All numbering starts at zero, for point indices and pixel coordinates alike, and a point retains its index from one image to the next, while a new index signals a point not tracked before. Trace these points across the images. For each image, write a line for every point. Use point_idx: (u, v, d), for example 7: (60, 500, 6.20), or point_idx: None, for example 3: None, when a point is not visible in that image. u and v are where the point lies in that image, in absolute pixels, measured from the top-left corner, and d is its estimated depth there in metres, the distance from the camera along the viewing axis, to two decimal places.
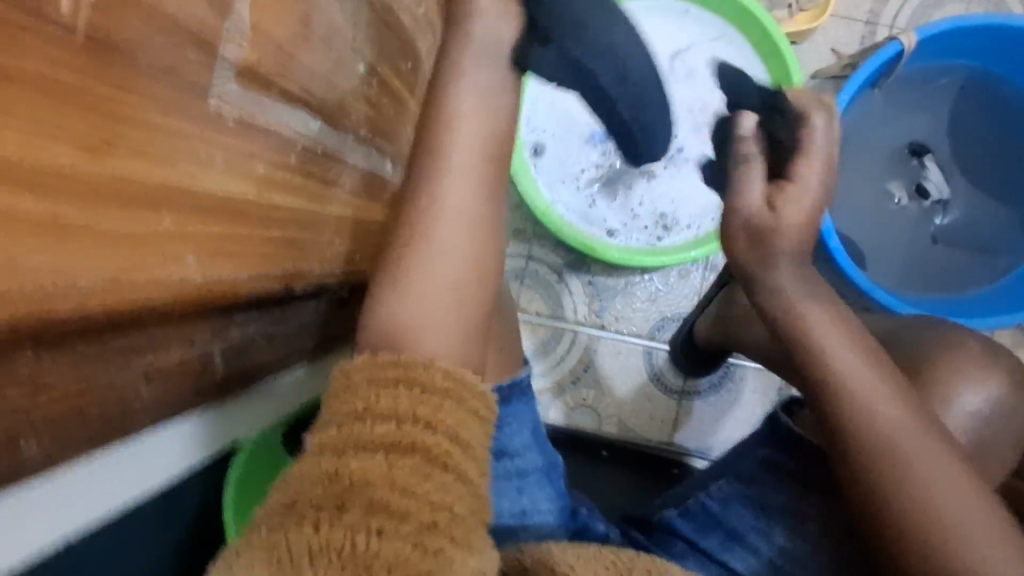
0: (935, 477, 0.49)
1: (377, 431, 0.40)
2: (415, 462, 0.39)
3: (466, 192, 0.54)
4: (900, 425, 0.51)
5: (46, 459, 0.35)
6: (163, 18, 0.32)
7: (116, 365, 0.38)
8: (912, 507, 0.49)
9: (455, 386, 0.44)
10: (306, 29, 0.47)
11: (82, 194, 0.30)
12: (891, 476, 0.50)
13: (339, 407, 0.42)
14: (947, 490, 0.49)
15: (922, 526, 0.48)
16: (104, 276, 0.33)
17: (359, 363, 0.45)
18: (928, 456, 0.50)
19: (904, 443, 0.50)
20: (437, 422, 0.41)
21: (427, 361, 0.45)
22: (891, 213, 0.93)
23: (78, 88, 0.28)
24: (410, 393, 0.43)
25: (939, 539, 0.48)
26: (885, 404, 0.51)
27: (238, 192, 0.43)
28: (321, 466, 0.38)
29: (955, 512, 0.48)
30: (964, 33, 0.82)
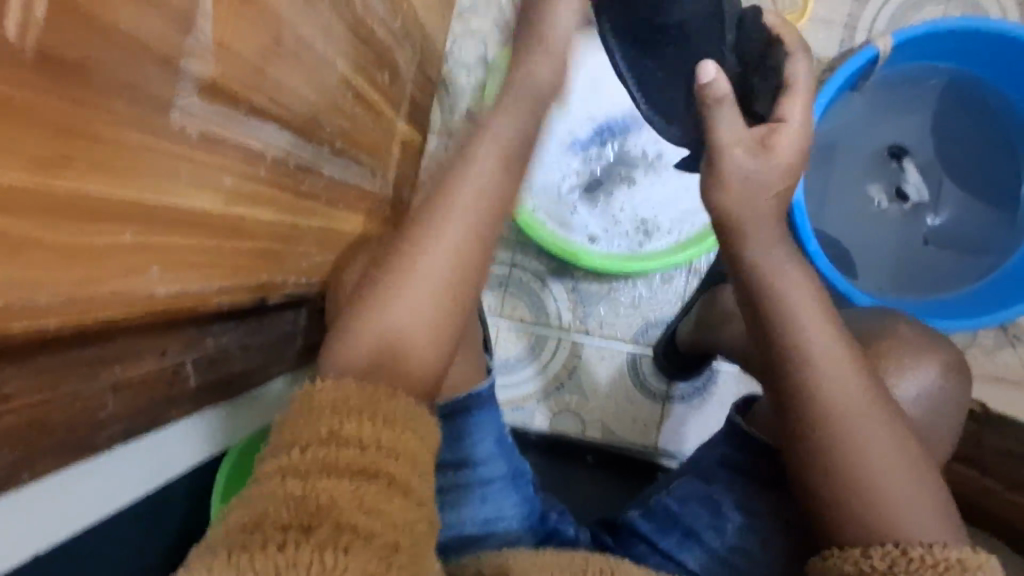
0: (880, 449, 0.47)
1: (342, 456, 0.40)
2: (378, 485, 0.39)
3: (462, 232, 0.54)
4: (853, 395, 0.48)
5: (9, 468, 0.35)
6: (122, 36, 0.33)
7: (80, 376, 0.39)
8: (858, 480, 0.47)
9: (413, 418, 0.46)
10: (276, 43, 0.47)
11: (39, 208, 0.30)
12: (836, 449, 0.48)
13: (300, 431, 0.42)
14: (891, 464, 0.47)
15: (863, 501, 0.47)
16: (63, 288, 0.33)
17: (323, 389, 0.45)
18: (877, 428, 0.48)
19: (853, 414, 0.48)
20: (397, 449, 0.42)
21: (393, 393, 0.46)
22: (871, 216, 0.94)
23: (35, 105, 0.28)
24: (372, 420, 0.43)
25: (879, 512, 0.46)
26: (842, 370, 0.49)
27: (205, 204, 0.44)
28: (286, 488, 0.38)
29: (898, 486, 0.47)
30: (939, 36, 0.83)
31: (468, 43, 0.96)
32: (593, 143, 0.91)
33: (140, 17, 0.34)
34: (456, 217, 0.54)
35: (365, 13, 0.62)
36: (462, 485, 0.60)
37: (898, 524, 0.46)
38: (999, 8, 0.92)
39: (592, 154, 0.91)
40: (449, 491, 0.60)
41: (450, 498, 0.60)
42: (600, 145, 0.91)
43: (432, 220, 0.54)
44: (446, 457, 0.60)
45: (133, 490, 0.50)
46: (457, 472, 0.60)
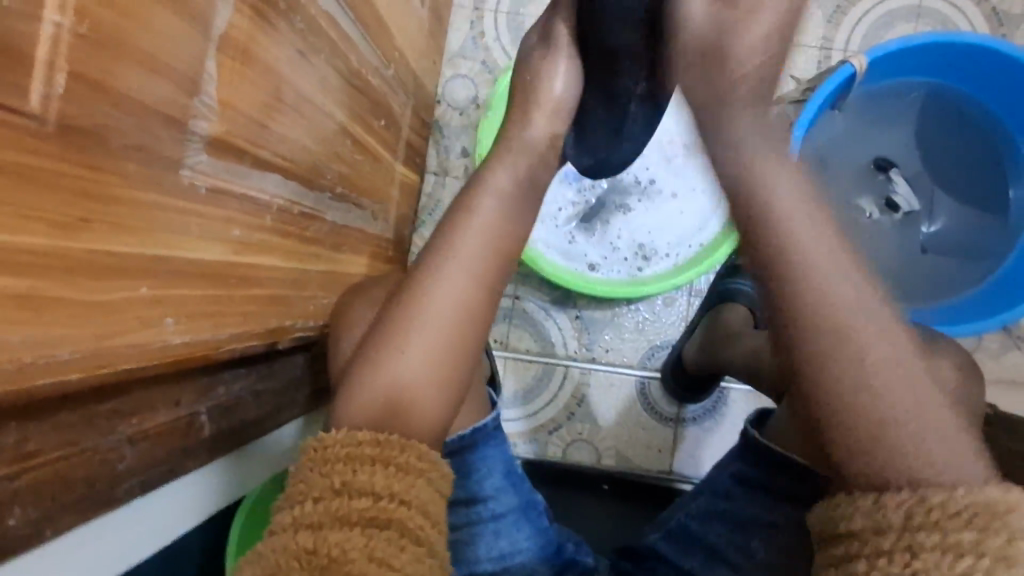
0: (894, 379, 0.43)
1: (355, 507, 0.41)
2: (390, 536, 0.40)
3: (465, 283, 0.55)
4: (866, 319, 0.45)
5: (34, 525, 0.36)
6: (134, 102, 0.35)
7: (100, 429, 0.40)
8: (862, 393, 0.43)
9: (429, 466, 0.46)
10: (276, 99, 0.49)
11: (60, 269, 0.32)
12: (842, 351, 0.44)
13: (315, 481, 0.43)
14: (904, 394, 0.43)
15: (880, 431, 0.42)
16: (85, 343, 0.35)
17: (337, 438, 0.46)
18: (896, 364, 0.44)
19: (864, 337, 0.44)
20: (410, 498, 0.43)
21: (404, 442, 0.47)
22: (867, 228, 0.95)
23: (55, 172, 0.30)
24: (387, 469, 0.44)
25: (888, 446, 0.42)
26: (851, 296, 0.45)
27: (215, 255, 0.45)
28: (297, 543, 0.39)
29: (923, 425, 0.42)
30: (911, 52, 0.86)
31: (459, 86, 0.99)
32: (586, 173, 0.93)
33: (149, 83, 0.36)
34: (453, 255, 0.56)
35: (360, 65, 0.65)
36: (473, 522, 0.60)
37: (913, 458, 0.41)
38: (968, 22, 0.95)
39: (585, 184, 0.93)
40: (463, 528, 0.60)
41: (463, 536, 0.59)
42: (593, 175, 0.93)
43: (432, 273, 0.55)
44: (456, 494, 0.60)
45: (149, 545, 0.50)
46: (465, 509, 0.60)
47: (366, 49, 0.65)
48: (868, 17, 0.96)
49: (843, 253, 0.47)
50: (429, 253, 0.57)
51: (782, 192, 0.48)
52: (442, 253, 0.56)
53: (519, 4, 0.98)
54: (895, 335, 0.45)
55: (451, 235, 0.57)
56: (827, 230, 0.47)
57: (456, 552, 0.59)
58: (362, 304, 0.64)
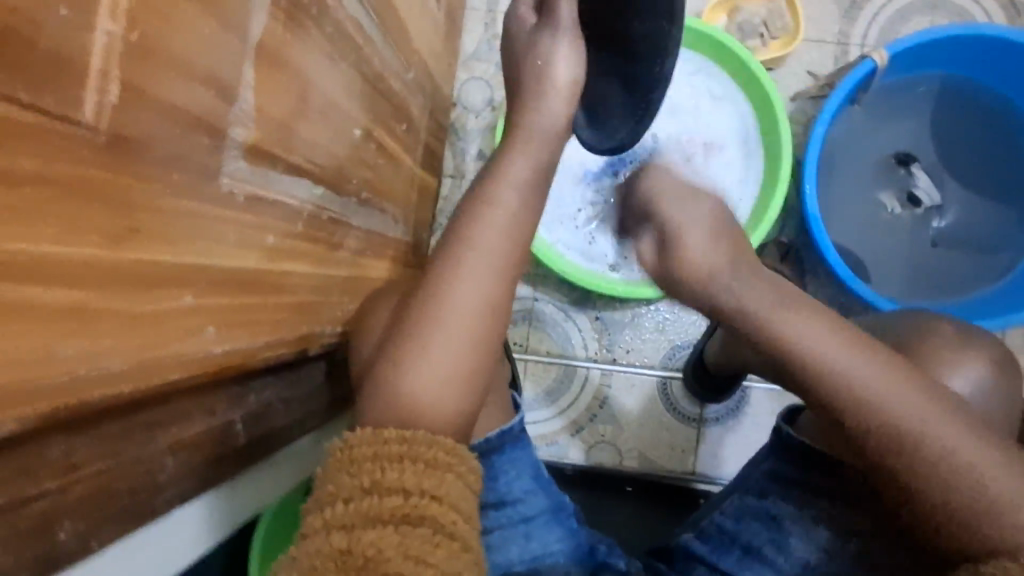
0: (941, 437, 0.47)
1: (385, 505, 0.41)
2: (424, 532, 0.40)
3: (494, 289, 0.55)
4: (898, 401, 0.48)
5: (81, 537, 0.36)
6: (177, 111, 0.35)
7: (140, 441, 0.40)
8: (931, 473, 0.47)
9: (456, 460, 0.45)
10: (305, 103, 0.49)
11: (109, 278, 0.31)
12: (889, 442, 0.48)
13: (344, 483, 0.42)
14: (959, 445, 0.47)
15: (952, 491, 0.47)
16: (132, 355, 0.34)
17: (363, 438, 0.45)
18: (933, 420, 0.48)
19: (888, 407, 0.48)
20: (441, 494, 0.42)
21: (430, 437, 0.46)
22: (886, 222, 0.94)
23: (104, 182, 0.30)
24: (416, 465, 0.43)
25: (979, 507, 0.46)
26: (876, 385, 0.49)
27: (251, 261, 0.45)
28: (332, 544, 0.39)
29: (971, 464, 0.47)
30: (931, 45, 0.85)
31: (474, 88, 0.99)
32: (605, 173, 0.92)
33: (192, 91, 0.36)
34: (482, 254, 0.55)
35: (383, 69, 0.64)
36: (505, 525, 0.59)
37: (997, 508, 0.46)
38: (985, 14, 0.95)
39: (604, 184, 0.92)
40: (494, 532, 0.59)
41: (494, 539, 0.59)
42: (612, 174, 0.92)
43: (459, 272, 0.54)
44: (485, 497, 0.59)
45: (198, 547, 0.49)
46: (495, 512, 0.59)
47: (388, 53, 0.65)
48: (884, 11, 0.95)
49: (868, 356, 0.50)
50: (448, 248, 0.56)
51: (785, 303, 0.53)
52: (469, 257, 0.55)
53: None
54: (919, 393, 0.49)
55: (479, 234, 0.56)
56: (847, 345, 0.51)
57: (488, 556, 0.58)
58: (388, 306, 0.64)
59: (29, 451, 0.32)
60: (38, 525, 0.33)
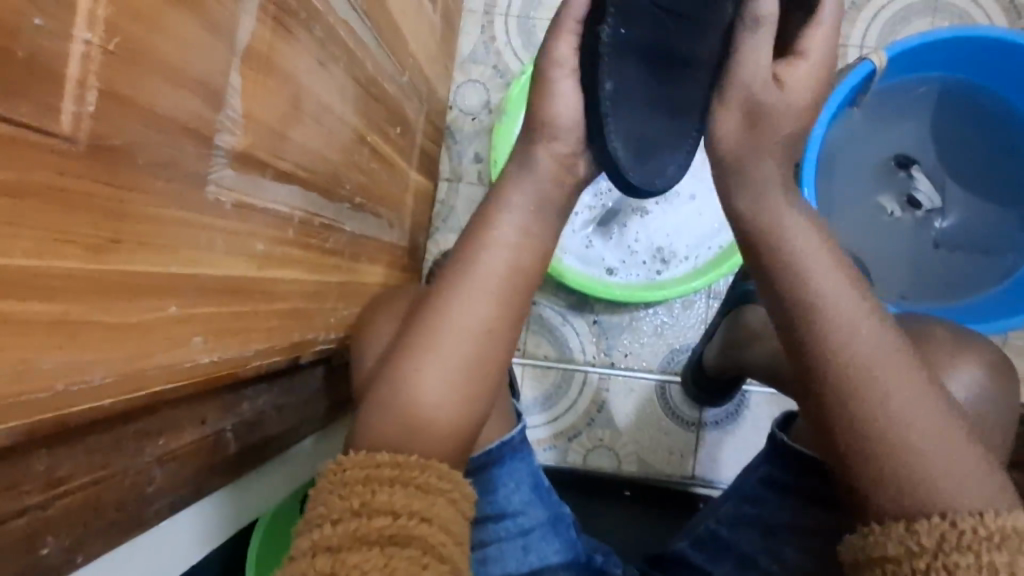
0: (897, 391, 0.44)
1: (374, 526, 0.40)
2: (412, 554, 0.39)
3: (489, 299, 0.53)
4: (864, 341, 0.46)
5: (66, 552, 0.36)
6: (161, 119, 0.34)
7: (128, 453, 0.39)
8: (881, 437, 0.43)
9: (450, 486, 0.45)
10: (295, 109, 0.48)
11: (91, 291, 0.31)
12: (848, 375, 0.45)
13: (334, 504, 0.42)
14: (909, 408, 0.44)
15: (898, 461, 0.43)
16: (118, 366, 0.34)
17: (356, 460, 0.44)
18: (897, 377, 0.45)
19: (852, 340, 0.46)
20: (432, 516, 0.42)
21: (423, 462, 0.45)
22: (886, 225, 0.94)
23: (87, 193, 0.30)
24: (407, 488, 0.43)
25: (916, 476, 0.42)
26: (848, 315, 0.47)
27: (240, 269, 0.45)
28: (317, 565, 0.38)
29: (922, 429, 0.43)
30: (931, 47, 0.84)
31: (471, 90, 0.98)
32: (603, 176, 0.91)
33: (176, 98, 0.35)
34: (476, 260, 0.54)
35: (377, 73, 0.64)
36: (503, 537, 0.59)
37: (925, 478, 0.42)
38: (986, 16, 0.94)
39: (602, 187, 0.91)
40: (492, 544, 0.58)
41: (492, 551, 0.58)
42: (610, 177, 0.91)
43: (454, 280, 0.54)
44: (484, 510, 0.59)
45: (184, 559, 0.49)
46: (493, 524, 0.59)
47: (381, 56, 0.64)
48: (884, 13, 0.95)
49: (850, 290, 0.48)
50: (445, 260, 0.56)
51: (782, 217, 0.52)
52: (464, 265, 0.54)
53: (530, 7, 0.97)
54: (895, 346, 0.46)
55: (474, 245, 0.55)
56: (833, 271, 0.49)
57: (486, 568, 0.58)
58: (387, 313, 0.63)
59: (12, 465, 0.31)
60: (21, 541, 0.33)
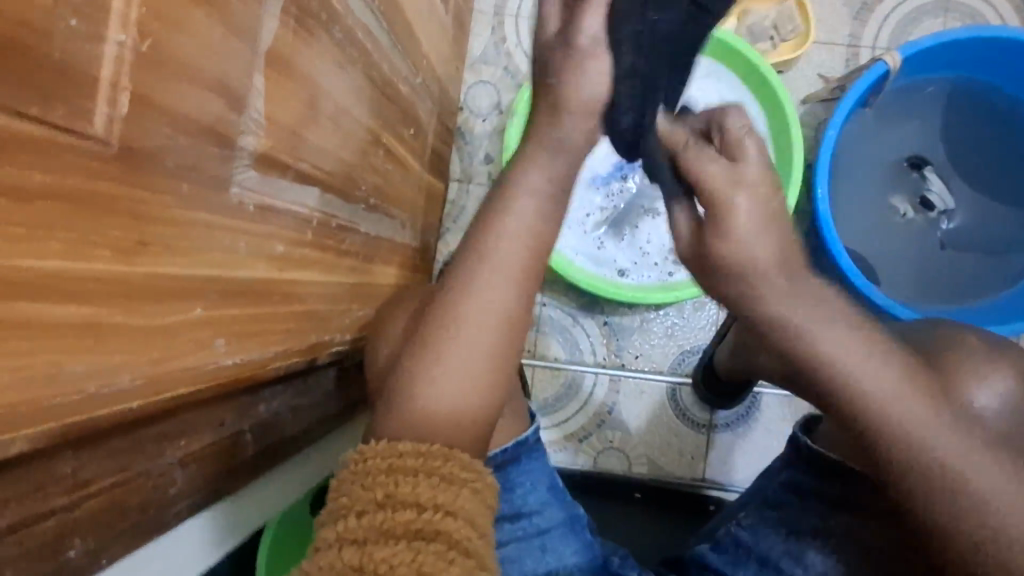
0: (926, 429, 0.46)
1: (399, 519, 0.40)
2: (438, 548, 0.39)
3: (512, 293, 0.53)
4: (884, 389, 0.46)
5: (90, 555, 0.36)
6: (187, 120, 0.34)
7: (151, 454, 0.39)
8: (925, 472, 0.46)
9: (472, 475, 0.45)
10: (314, 110, 0.48)
11: (119, 294, 0.31)
12: (874, 426, 0.46)
13: (358, 495, 0.42)
14: (942, 441, 0.46)
15: (936, 493, 0.46)
16: (142, 370, 0.34)
17: (377, 450, 0.45)
18: (948, 445, 0.46)
19: (896, 418, 0.46)
20: (456, 508, 0.41)
21: (448, 451, 0.46)
22: (897, 226, 0.93)
23: (114, 195, 0.29)
24: (430, 479, 0.43)
25: (955, 501, 0.46)
26: (895, 386, 0.46)
27: (260, 271, 0.44)
28: (344, 559, 0.38)
29: (951, 454, 0.46)
30: (943, 48, 0.84)
31: (481, 91, 0.98)
32: (614, 177, 0.91)
33: (201, 99, 0.35)
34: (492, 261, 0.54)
35: (391, 74, 0.64)
36: (521, 537, 0.58)
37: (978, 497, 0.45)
38: (999, 17, 0.94)
39: (613, 188, 0.92)
40: (510, 544, 0.58)
41: (509, 551, 0.58)
42: (621, 179, 0.92)
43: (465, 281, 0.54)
44: (502, 510, 0.58)
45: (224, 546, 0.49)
46: (510, 525, 0.58)
47: (396, 57, 0.64)
48: (896, 13, 0.94)
49: (872, 361, 0.47)
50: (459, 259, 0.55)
51: (800, 312, 0.47)
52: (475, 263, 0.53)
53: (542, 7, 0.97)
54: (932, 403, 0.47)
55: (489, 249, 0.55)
56: (864, 350, 0.47)
57: (504, 569, 0.57)
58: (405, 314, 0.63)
59: (37, 468, 0.31)
60: (48, 544, 0.33)
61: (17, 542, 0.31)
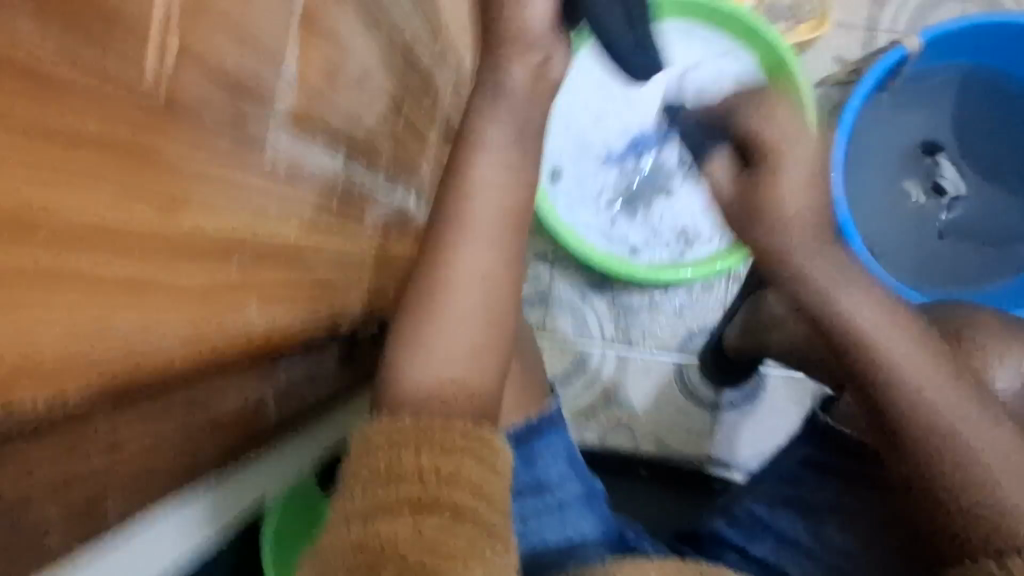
0: (949, 407, 0.49)
1: (401, 493, 0.39)
2: (440, 519, 0.39)
3: (493, 255, 0.52)
4: (911, 361, 0.51)
5: (125, 514, 0.35)
6: (226, 75, 0.33)
7: (178, 418, 0.39)
8: (959, 463, 0.48)
9: (478, 445, 0.43)
10: (341, 74, 0.47)
11: (160, 250, 0.30)
12: (895, 398, 0.50)
13: (361, 471, 0.41)
14: (975, 426, 0.48)
15: (963, 481, 0.47)
16: (180, 329, 0.33)
17: (381, 425, 0.43)
18: (968, 419, 0.49)
19: (929, 394, 0.50)
20: (458, 478, 0.41)
21: (448, 422, 0.44)
22: (910, 212, 0.93)
23: (156, 149, 0.29)
24: (433, 450, 0.41)
25: (994, 503, 0.46)
26: (899, 354, 0.51)
27: (289, 236, 0.44)
28: (350, 534, 0.37)
29: (987, 448, 0.47)
30: (965, 33, 0.84)
31: None
32: (628, 155, 0.91)
33: (238, 56, 0.34)
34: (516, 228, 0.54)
35: (413, 42, 0.62)
36: (542, 509, 0.59)
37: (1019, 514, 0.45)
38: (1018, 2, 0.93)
39: (627, 166, 0.91)
40: (531, 516, 0.58)
41: (531, 522, 0.58)
42: (635, 157, 0.91)
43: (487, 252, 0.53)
44: (523, 480, 0.59)
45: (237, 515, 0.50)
46: (531, 496, 0.59)
47: (418, 24, 0.63)
48: None
49: (920, 350, 0.52)
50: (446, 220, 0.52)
51: (860, 308, 0.53)
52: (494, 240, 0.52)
53: None
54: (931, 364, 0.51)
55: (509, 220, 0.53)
56: (902, 333, 0.52)
57: (524, 539, 0.57)
58: None
59: (73, 428, 0.31)
60: (87, 501, 0.33)
61: (57, 499, 0.30)
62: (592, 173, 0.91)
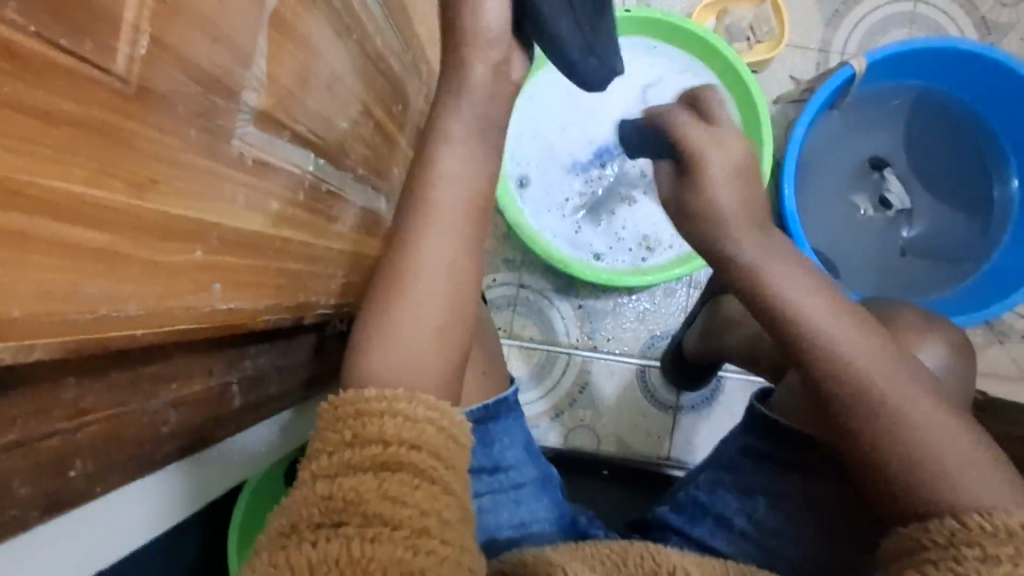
0: (900, 392, 0.48)
1: (366, 454, 0.40)
2: (403, 477, 0.40)
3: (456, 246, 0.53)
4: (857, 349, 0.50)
5: (89, 480, 0.37)
6: (198, 69, 0.36)
7: (144, 393, 0.41)
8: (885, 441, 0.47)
9: (438, 415, 0.44)
10: (312, 76, 0.50)
11: (131, 226, 0.33)
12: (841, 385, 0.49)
13: (329, 437, 0.42)
14: (920, 410, 0.47)
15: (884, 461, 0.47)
16: (148, 302, 0.36)
17: (350, 396, 0.44)
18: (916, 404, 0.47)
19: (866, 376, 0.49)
20: (422, 442, 0.42)
21: (411, 395, 0.45)
22: (859, 224, 0.99)
23: (129, 131, 0.31)
24: (397, 419, 0.42)
25: (916, 480, 0.45)
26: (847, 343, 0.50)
27: (256, 225, 0.46)
28: (316, 492, 0.39)
29: (929, 427, 0.47)
30: (909, 55, 0.89)
31: None
32: (593, 164, 0.95)
33: (210, 51, 0.37)
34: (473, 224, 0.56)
35: (383, 49, 0.65)
36: (497, 490, 0.61)
37: (949, 483, 0.45)
38: (958, 30, 1.00)
39: (592, 175, 0.95)
40: (486, 496, 0.60)
41: (486, 503, 0.60)
42: (600, 166, 0.95)
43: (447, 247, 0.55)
44: (480, 462, 0.61)
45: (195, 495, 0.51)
46: (488, 477, 0.61)
47: (389, 33, 0.67)
48: (864, 22, 0.99)
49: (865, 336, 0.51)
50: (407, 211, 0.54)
51: (805, 297, 0.52)
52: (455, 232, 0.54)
53: None
54: (947, 418, 0.47)
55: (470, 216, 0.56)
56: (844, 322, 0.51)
57: (480, 518, 0.59)
58: None
59: (38, 391, 0.33)
60: (52, 464, 0.34)
61: (22, 455, 0.32)
62: (559, 181, 0.95)
